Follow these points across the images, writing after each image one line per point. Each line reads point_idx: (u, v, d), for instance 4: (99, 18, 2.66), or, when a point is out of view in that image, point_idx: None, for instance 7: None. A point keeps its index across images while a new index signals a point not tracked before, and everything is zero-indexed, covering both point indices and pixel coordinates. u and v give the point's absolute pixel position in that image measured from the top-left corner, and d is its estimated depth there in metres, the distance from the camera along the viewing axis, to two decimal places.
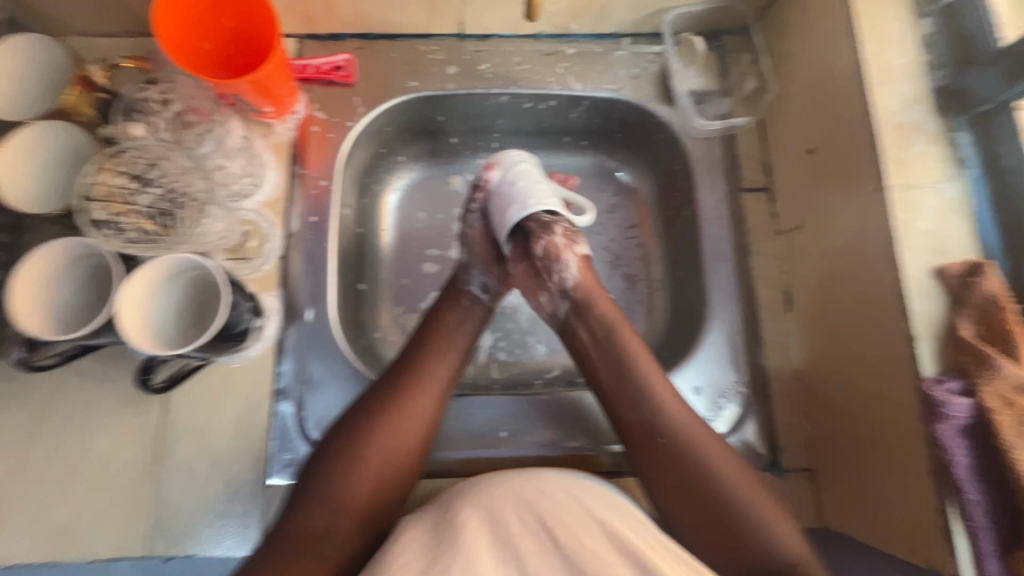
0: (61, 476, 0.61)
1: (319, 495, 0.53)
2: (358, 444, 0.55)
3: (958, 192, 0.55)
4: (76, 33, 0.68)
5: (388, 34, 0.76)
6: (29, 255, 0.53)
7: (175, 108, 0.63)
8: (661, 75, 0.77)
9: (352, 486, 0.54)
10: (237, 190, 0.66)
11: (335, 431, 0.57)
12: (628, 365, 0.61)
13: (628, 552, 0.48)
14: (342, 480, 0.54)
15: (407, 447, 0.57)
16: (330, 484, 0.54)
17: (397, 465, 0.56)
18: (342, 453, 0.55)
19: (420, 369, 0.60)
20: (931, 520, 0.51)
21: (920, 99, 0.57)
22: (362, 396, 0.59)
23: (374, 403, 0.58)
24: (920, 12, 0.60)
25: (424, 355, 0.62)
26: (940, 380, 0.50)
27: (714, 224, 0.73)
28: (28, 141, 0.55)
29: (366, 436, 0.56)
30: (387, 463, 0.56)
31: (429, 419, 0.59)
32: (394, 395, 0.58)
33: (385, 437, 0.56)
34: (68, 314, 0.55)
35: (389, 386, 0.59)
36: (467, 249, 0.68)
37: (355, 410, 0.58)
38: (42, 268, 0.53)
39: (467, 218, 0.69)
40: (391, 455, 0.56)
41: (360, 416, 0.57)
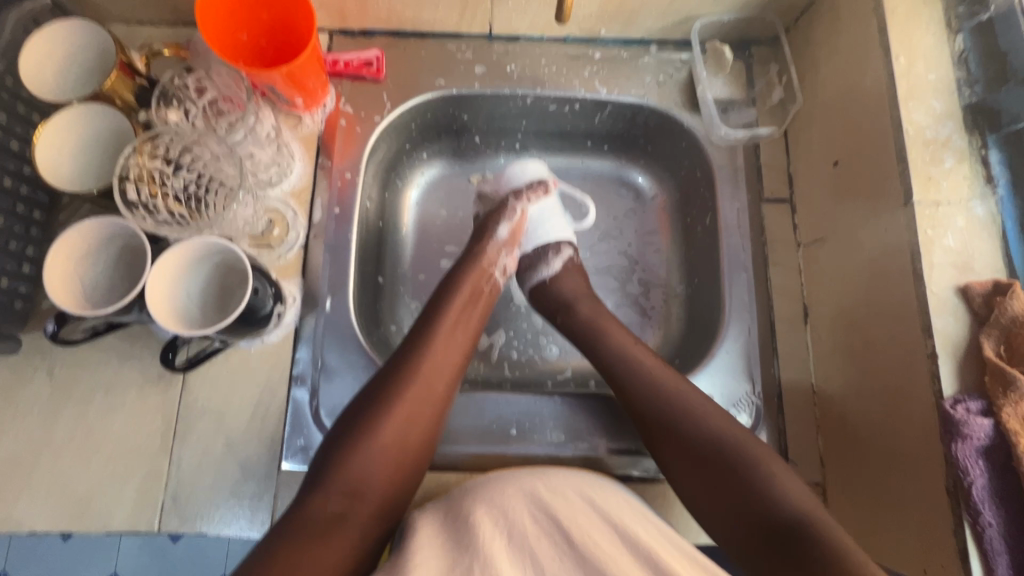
0: (82, 448, 0.62)
1: (334, 479, 0.54)
2: (371, 429, 0.56)
3: (986, 210, 0.54)
4: (117, 20, 0.71)
5: (418, 31, 0.77)
6: (60, 234, 0.54)
7: (209, 96, 0.64)
8: (688, 82, 0.77)
9: (366, 472, 0.54)
10: (265, 179, 0.69)
11: (344, 417, 0.58)
12: (631, 365, 0.62)
13: (643, 556, 0.49)
14: (357, 466, 0.54)
15: (418, 432, 0.58)
16: (344, 469, 0.54)
17: (409, 451, 0.57)
18: (355, 438, 0.55)
19: (429, 354, 0.61)
20: (948, 544, 0.49)
21: (951, 115, 0.56)
22: (370, 381, 0.60)
23: (385, 387, 0.58)
24: (955, 27, 0.59)
25: (434, 340, 0.62)
26: (961, 400, 0.49)
27: (734, 233, 0.73)
28: (73, 120, 0.57)
29: (378, 421, 0.56)
30: (399, 448, 0.56)
31: (439, 405, 0.59)
32: (405, 380, 0.59)
33: (397, 423, 0.57)
34: (99, 289, 0.56)
35: (398, 370, 0.60)
36: (508, 226, 0.71)
37: (366, 394, 0.58)
38: (73, 245, 0.55)
39: (514, 199, 0.72)
40: (402, 441, 0.57)
41: (370, 401, 0.58)
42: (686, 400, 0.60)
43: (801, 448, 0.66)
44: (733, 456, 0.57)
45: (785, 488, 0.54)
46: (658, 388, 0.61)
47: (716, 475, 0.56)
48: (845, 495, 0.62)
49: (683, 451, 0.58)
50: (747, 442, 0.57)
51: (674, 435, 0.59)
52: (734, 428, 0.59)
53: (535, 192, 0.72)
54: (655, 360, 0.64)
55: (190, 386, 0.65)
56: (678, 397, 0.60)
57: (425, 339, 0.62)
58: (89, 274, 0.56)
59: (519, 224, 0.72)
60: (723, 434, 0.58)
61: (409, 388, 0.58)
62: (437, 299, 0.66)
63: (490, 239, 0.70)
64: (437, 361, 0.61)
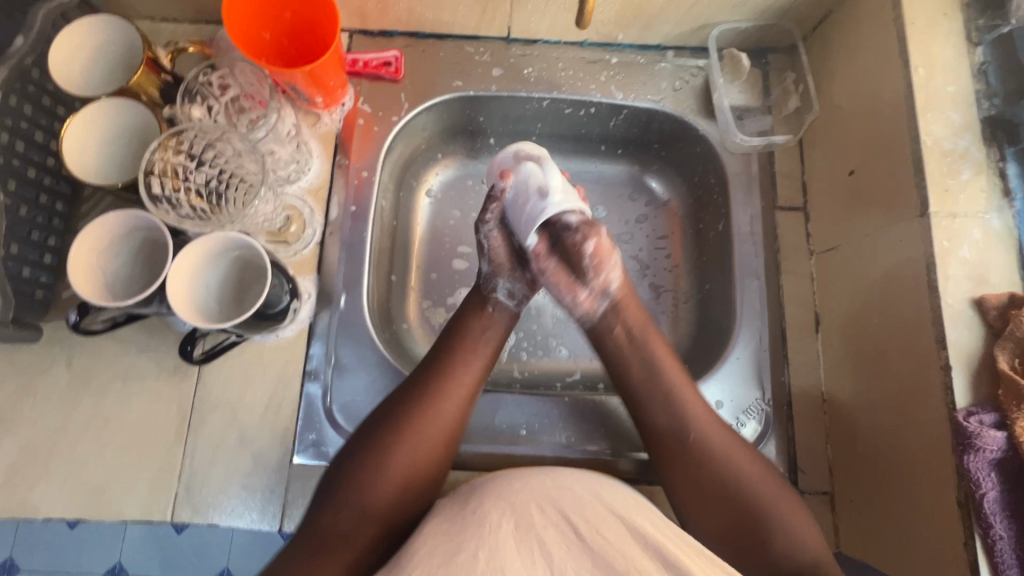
0: (97, 437, 0.63)
1: (350, 494, 0.54)
2: (390, 446, 0.56)
3: (1002, 223, 0.54)
4: (143, 16, 0.72)
5: (437, 33, 0.77)
6: (84, 226, 0.55)
7: (232, 94, 0.65)
8: (704, 89, 0.78)
9: (378, 491, 0.55)
10: (284, 176, 0.70)
11: (362, 432, 0.58)
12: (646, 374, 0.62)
13: (652, 546, 0.49)
14: (369, 486, 0.55)
15: (436, 451, 0.58)
16: (358, 489, 0.54)
17: (425, 469, 0.57)
18: (372, 455, 0.56)
19: (447, 374, 0.61)
20: (956, 555, 0.50)
21: (969, 128, 0.57)
22: (387, 398, 0.60)
23: (404, 406, 0.59)
24: (975, 40, 0.60)
25: (453, 359, 0.62)
26: (973, 412, 0.49)
27: (747, 240, 0.73)
28: (98, 114, 0.58)
29: (396, 438, 0.57)
30: (416, 466, 0.57)
31: (454, 422, 0.59)
32: (425, 399, 0.59)
33: (416, 442, 0.57)
34: (119, 281, 0.57)
35: (416, 388, 0.60)
36: (488, 259, 0.66)
37: (384, 411, 0.59)
38: (96, 236, 0.56)
39: (482, 227, 0.65)
40: (417, 461, 0.57)
41: (388, 418, 0.58)
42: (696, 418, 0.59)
43: (809, 456, 0.66)
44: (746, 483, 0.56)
45: (793, 521, 0.54)
46: (681, 405, 0.60)
47: (721, 496, 0.56)
48: (852, 504, 0.62)
49: (692, 468, 0.58)
50: (760, 474, 0.57)
51: (687, 451, 0.58)
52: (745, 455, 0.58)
53: (496, 208, 0.64)
54: (680, 374, 0.62)
55: (205, 377, 0.65)
56: (690, 413, 0.60)
57: (444, 358, 0.62)
58: (110, 266, 0.57)
59: None
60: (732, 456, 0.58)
61: (428, 408, 0.58)
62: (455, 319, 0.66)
63: (482, 282, 0.67)
64: (453, 377, 0.61)
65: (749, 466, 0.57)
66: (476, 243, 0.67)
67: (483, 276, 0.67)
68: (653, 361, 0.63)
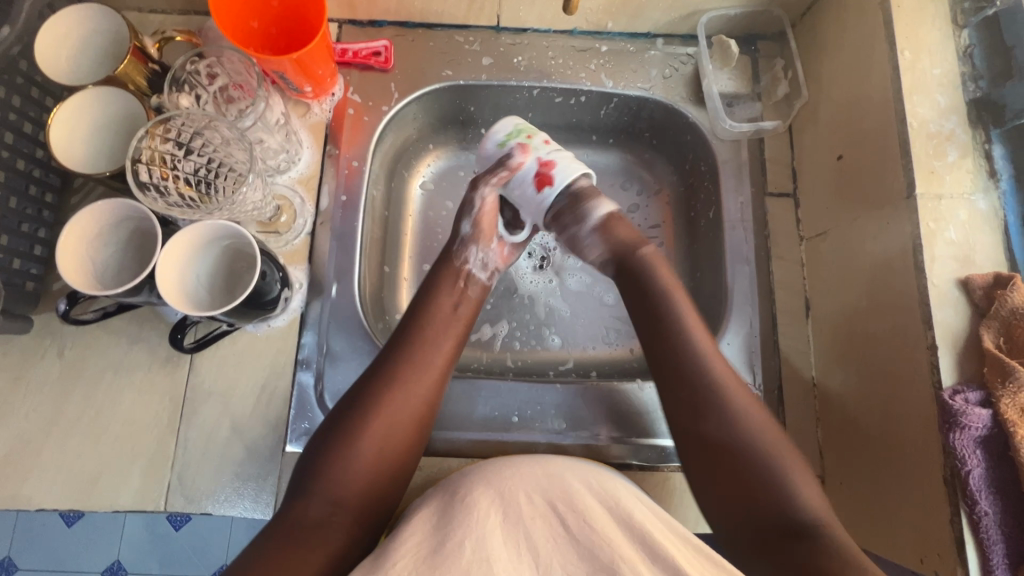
0: (90, 428, 0.63)
1: (318, 487, 0.53)
2: (356, 437, 0.55)
3: (988, 205, 0.55)
4: (132, 8, 0.72)
5: (426, 22, 0.77)
6: (72, 216, 0.55)
7: (220, 83, 0.65)
8: (693, 76, 0.78)
9: (349, 477, 0.54)
10: (274, 166, 0.70)
11: (332, 418, 0.57)
12: (675, 332, 0.61)
13: (638, 535, 0.49)
14: (338, 472, 0.54)
15: (401, 441, 0.57)
16: (327, 476, 0.53)
17: (393, 457, 0.56)
18: (337, 446, 0.55)
19: (410, 361, 0.60)
20: (944, 534, 0.50)
21: (955, 110, 0.57)
22: (357, 383, 0.59)
23: (368, 395, 0.57)
24: (961, 23, 0.60)
25: (417, 346, 0.61)
26: (959, 391, 0.50)
27: (738, 227, 0.73)
28: (85, 104, 0.58)
29: (362, 428, 0.56)
30: (384, 456, 0.56)
31: (424, 403, 0.58)
32: (389, 387, 0.58)
33: (379, 432, 0.56)
34: (102, 262, 0.57)
35: (380, 376, 0.59)
36: (473, 222, 0.68)
37: (347, 402, 0.58)
38: (84, 226, 0.55)
39: (481, 188, 0.67)
40: (388, 443, 0.56)
41: (352, 409, 0.57)
42: (713, 373, 0.58)
43: (800, 441, 0.67)
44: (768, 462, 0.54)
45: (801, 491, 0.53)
46: (716, 383, 0.58)
47: (743, 469, 0.54)
48: (843, 487, 0.62)
49: (706, 436, 0.57)
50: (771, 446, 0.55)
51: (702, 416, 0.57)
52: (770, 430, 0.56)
53: (501, 177, 0.67)
54: (700, 337, 0.60)
55: (197, 368, 0.66)
56: (707, 367, 0.59)
57: (409, 345, 0.61)
58: (98, 248, 0.57)
59: (490, 211, 0.68)
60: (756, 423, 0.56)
61: (393, 396, 0.57)
62: (419, 304, 0.64)
63: (457, 238, 0.68)
64: (424, 356, 0.60)
65: (776, 444, 0.55)
66: (466, 199, 0.69)
67: (460, 240, 0.68)
68: (683, 333, 0.60)
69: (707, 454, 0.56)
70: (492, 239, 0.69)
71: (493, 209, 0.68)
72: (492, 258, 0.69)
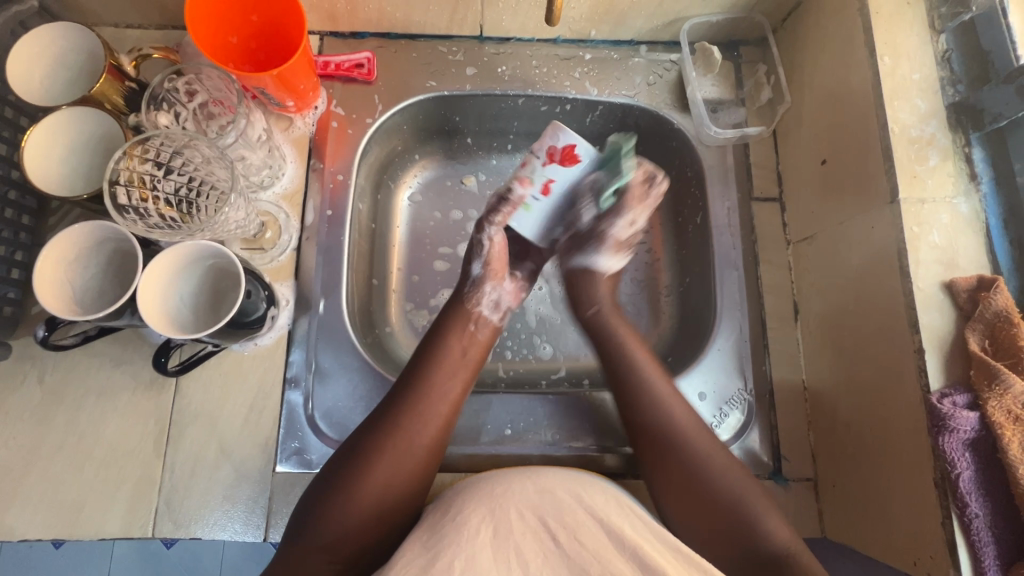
0: (73, 454, 0.62)
1: (315, 534, 0.51)
2: (359, 484, 0.53)
3: (970, 208, 0.55)
4: (107, 23, 0.71)
5: (409, 33, 0.77)
6: (50, 238, 0.53)
7: (199, 99, 0.64)
8: (677, 82, 0.78)
9: (351, 526, 0.52)
10: (257, 182, 0.69)
11: (337, 461, 0.56)
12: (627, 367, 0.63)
13: (630, 548, 0.49)
14: (340, 519, 0.52)
15: (407, 487, 0.55)
16: (327, 522, 0.52)
17: (398, 504, 0.55)
18: (341, 491, 0.53)
19: (418, 404, 0.58)
20: (936, 535, 0.50)
21: (935, 114, 0.57)
22: (362, 426, 0.58)
23: (373, 440, 0.56)
24: (938, 28, 0.60)
25: (425, 390, 0.60)
26: (948, 394, 0.50)
27: (725, 232, 0.73)
28: (62, 124, 0.56)
29: (366, 474, 0.54)
30: (386, 503, 0.54)
31: (431, 449, 0.57)
32: (395, 432, 0.56)
33: (384, 480, 0.54)
34: (81, 268, 0.56)
35: (387, 420, 0.57)
36: (483, 262, 0.71)
37: (352, 445, 0.56)
38: (74, 239, 0.55)
39: (488, 227, 0.70)
40: (392, 490, 0.54)
41: (356, 455, 0.55)
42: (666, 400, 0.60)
43: (792, 444, 0.67)
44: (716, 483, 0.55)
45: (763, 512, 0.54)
46: (665, 408, 0.60)
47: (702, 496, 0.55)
48: (834, 489, 0.63)
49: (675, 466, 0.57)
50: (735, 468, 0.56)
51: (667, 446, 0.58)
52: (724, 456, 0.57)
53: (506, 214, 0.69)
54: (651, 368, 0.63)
55: (183, 389, 0.64)
56: (660, 391, 0.61)
57: (417, 388, 0.59)
58: (86, 257, 0.56)
59: (497, 254, 0.71)
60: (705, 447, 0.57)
61: (399, 442, 0.56)
62: (429, 347, 0.64)
63: (469, 279, 0.71)
64: (432, 400, 0.59)
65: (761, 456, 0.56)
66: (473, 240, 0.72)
67: (473, 281, 0.70)
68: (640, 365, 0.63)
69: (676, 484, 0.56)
70: (502, 277, 0.72)
71: (501, 253, 0.71)
72: (502, 298, 0.71)
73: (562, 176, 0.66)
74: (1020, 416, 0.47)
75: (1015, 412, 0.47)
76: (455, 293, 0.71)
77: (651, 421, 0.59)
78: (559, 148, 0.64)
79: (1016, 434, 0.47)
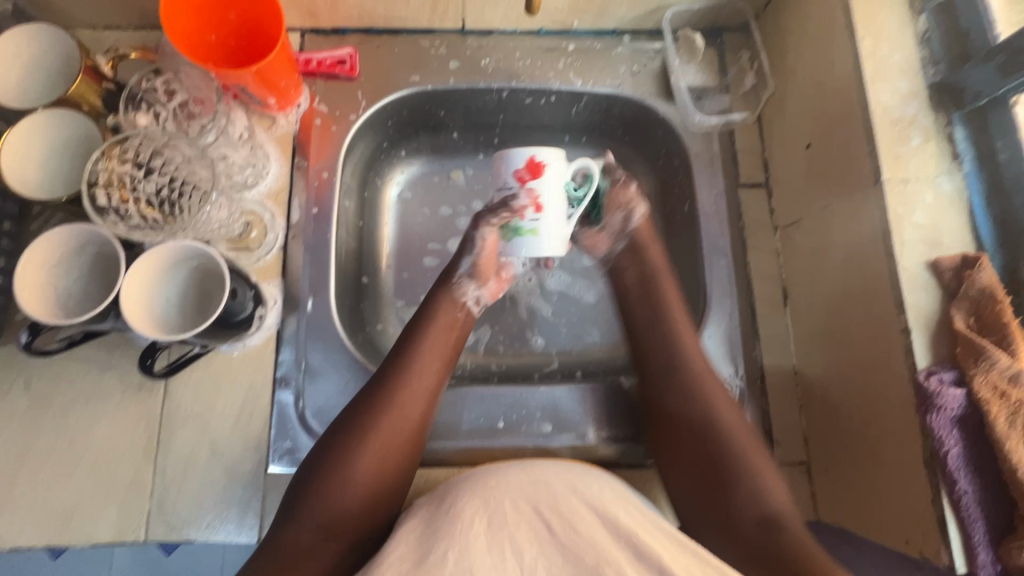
0: (63, 461, 0.61)
1: (308, 514, 0.51)
2: (347, 462, 0.54)
3: (954, 186, 0.55)
4: (84, 25, 0.70)
5: (391, 28, 0.76)
6: (48, 231, 0.53)
7: (179, 99, 0.63)
8: (661, 71, 0.78)
9: (342, 502, 0.52)
10: (240, 181, 0.69)
11: (324, 443, 0.56)
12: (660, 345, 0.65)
13: (623, 535, 0.49)
14: (332, 497, 0.52)
15: (396, 465, 0.56)
16: (319, 501, 0.52)
17: (385, 485, 0.55)
18: (331, 470, 0.53)
19: (403, 385, 0.59)
20: (927, 512, 0.51)
21: (916, 94, 0.58)
22: (348, 407, 0.58)
23: (359, 419, 0.56)
24: (917, 8, 0.61)
25: (410, 370, 0.60)
26: (935, 371, 0.50)
27: (713, 219, 0.73)
28: (39, 125, 0.56)
29: (354, 452, 0.54)
30: (374, 481, 0.54)
31: (416, 429, 0.58)
32: (380, 411, 0.57)
33: (372, 458, 0.55)
34: (66, 263, 0.56)
35: (372, 401, 0.57)
36: (473, 259, 0.67)
37: (340, 426, 0.56)
38: (69, 237, 0.55)
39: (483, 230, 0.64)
40: (381, 468, 0.55)
41: (342, 434, 0.56)
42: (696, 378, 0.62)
43: (785, 428, 0.67)
44: (734, 462, 0.56)
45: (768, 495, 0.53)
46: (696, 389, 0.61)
47: (704, 471, 0.57)
48: (828, 472, 0.63)
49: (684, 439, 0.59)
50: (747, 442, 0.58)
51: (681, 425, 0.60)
52: (746, 431, 0.58)
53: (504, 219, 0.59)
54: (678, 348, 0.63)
55: (172, 391, 0.64)
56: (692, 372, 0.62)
57: (401, 369, 0.60)
58: (76, 254, 0.56)
59: (489, 252, 0.66)
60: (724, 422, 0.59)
61: (385, 421, 0.56)
62: (415, 329, 0.64)
63: (456, 274, 0.68)
64: (416, 379, 0.60)
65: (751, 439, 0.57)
66: (468, 236, 0.67)
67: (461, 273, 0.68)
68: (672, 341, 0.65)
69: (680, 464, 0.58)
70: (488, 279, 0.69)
71: (494, 250, 0.66)
72: (485, 295, 0.69)
73: (544, 189, 0.58)
74: (1007, 393, 0.47)
75: (1001, 387, 0.47)
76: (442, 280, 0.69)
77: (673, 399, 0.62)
78: (524, 163, 0.57)
79: (1001, 410, 0.47)
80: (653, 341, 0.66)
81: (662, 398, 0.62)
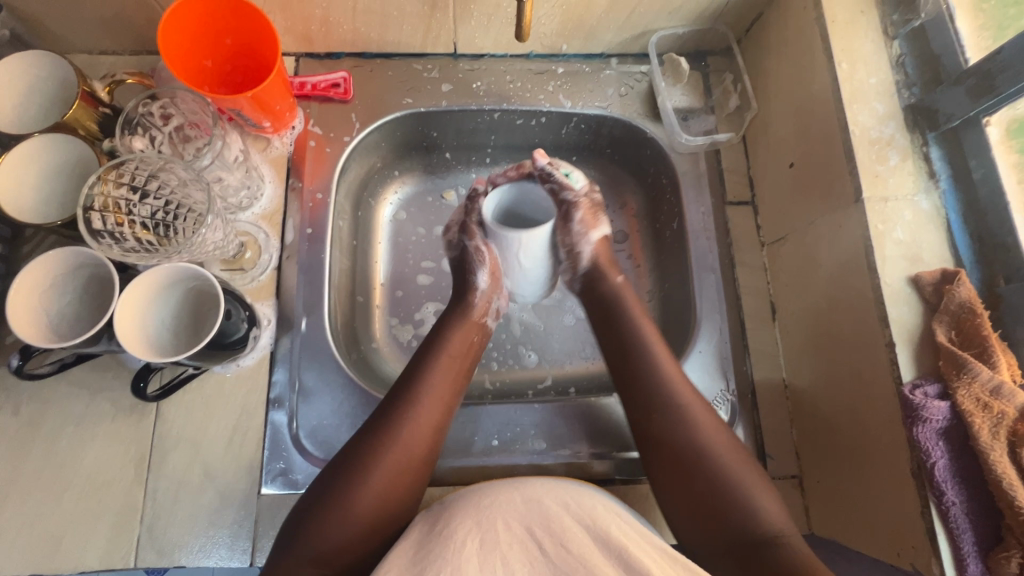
0: (51, 486, 0.61)
1: (308, 545, 0.51)
2: (353, 490, 0.54)
3: (930, 204, 0.57)
4: (83, 51, 0.71)
5: (384, 52, 0.78)
6: (42, 253, 0.53)
7: (175, 122, 0.64)
8: (648, 93, 0.80)
9: (342, 532, 0.52)
10: (236, 203, 0.70)
11: (331, 471, 0.56)
12: (638, 349, 0.64)
13: (615, 551, 0.49)
14: (332, 527, 0.52)
15: (403, 492, 0.56)
16: (318, 533, 0.51)
17: (388, 512, 0.54)
18: (334, 499, 0.53)
19: (416, 412, 0.59)
20: (918, 525, 0.51)
21: (892, 116, 0.60)
22: (358, 435, 0.58)
23: (368, 446, 0.56)
24: (891, 34, 0.63)
25: (424, 396, 0.60)
26: (919, 385, 0.51)
27: (701, 236, 0.75)
28: (36, 150, 0.56)
29: (362, 480, 0.54)
30: (381, 510, 0.54)
31: (425, 457, 0.58)
32: (388, 440, 0.57)
33: (379, 485, 0.54)
34: (53, 288, 0.55)
35: (382, 430, 0.57)
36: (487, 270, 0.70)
37: (346, 454, 0.56)
38: (58, 261, 0.54)
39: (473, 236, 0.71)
40: (387, 497, 0.55)
41: (349, 462, 0.55)
42: (684, 393, 0.61)
43: (776, 442, 0.68)
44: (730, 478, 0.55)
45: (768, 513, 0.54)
46: (680, 407, 0.60)
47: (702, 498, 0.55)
48: (819, 485, 0.63)
49: (680, 462, 0.57)
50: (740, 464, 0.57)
51: (682, 450, 0.58)
52: (726, 445, 0.58)
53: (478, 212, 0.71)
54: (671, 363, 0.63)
55: (164, 414, 0.64)
56: (676, 385, 0.61)
57: (416, 395, 0.60)
58: (63, 282, 0.56)
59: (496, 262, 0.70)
60: (715, 443, 0.58)
61: (394, 449, 0.56)
62: (428, 355, 0.64)
63: (475, 290, 0.70)
64: (432, 405, 0.60)
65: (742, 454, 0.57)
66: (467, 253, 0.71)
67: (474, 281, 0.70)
68: (648, 349, 0.64)
69: (676, 487, 0.57)
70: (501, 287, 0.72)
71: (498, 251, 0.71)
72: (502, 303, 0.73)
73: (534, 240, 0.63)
74: (990, 404, 0.48)
75: (984, 399, 0.48)
76: (454, 298, 0.71)
77: (666, 414, 0.60)
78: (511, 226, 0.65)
79: (984, 422, 0.48)
80: (629, 353, 0.64)
81: (653, 421, 0.60)
